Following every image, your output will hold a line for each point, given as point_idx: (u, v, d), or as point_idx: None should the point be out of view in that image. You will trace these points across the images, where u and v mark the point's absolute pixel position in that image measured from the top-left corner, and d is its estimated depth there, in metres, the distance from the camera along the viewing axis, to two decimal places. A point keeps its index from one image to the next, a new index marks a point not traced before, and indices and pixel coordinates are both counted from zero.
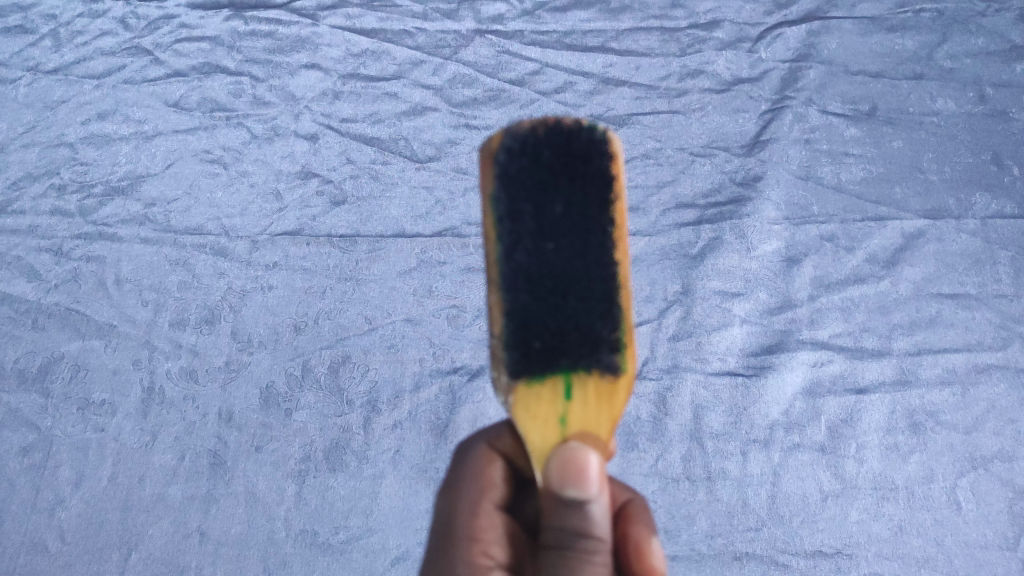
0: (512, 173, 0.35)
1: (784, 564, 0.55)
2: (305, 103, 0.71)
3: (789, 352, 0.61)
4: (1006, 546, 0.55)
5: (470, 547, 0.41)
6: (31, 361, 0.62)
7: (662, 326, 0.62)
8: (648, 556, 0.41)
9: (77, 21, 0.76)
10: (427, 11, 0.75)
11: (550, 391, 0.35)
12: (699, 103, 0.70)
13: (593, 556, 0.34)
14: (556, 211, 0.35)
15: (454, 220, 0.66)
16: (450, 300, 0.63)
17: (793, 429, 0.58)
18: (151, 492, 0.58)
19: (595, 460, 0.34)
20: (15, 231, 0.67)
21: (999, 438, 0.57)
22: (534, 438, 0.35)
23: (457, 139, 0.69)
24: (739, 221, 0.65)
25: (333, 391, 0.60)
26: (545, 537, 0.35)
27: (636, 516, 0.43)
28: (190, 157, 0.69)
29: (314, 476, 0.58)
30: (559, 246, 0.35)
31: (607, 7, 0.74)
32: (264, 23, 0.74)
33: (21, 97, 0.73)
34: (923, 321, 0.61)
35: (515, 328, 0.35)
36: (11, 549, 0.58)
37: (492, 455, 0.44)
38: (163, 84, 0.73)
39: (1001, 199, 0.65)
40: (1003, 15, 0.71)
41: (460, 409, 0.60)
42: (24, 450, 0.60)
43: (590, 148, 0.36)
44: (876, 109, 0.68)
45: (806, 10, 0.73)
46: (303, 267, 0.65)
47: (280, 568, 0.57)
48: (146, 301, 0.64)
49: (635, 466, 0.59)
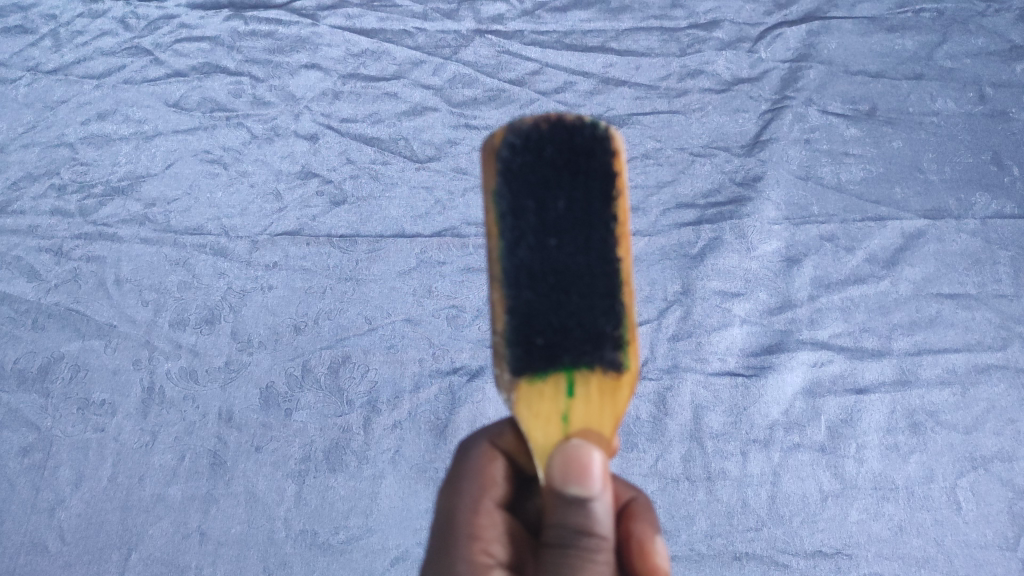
0: (514, 168, 0.35)
1: (784, 564, 0.55)
2: (305, 103, 0.71)
3: (789, 352, 0.61)
4: (1006, 546, 0.55)
5: (471, 545, 0.41)
6: (31, 361, 0.62)
7: (662, 326, 0.62)
8: (651, 555, 0.41)
9: (77, 21, 0.76)
10: (427, 11, 0.75)
11: (552, 388, 0.35)
12: (699, 103, 0.70)
13: (595, 555, 0.34)
14: (558, 208, 0.35)
15: (454, 220, 0.66)
16: (450, 300, 0.63)
17: (793, 429, 0.59)
18: (152, 492, 0.58)
19: (598, 457, 0.34)
20: (15, 231, 0.67)
21: (999, 438, 0.57)
22: (537, 435, 0.36)
23: (457, 139, 0.69)
24: (739, 221, 0.65)
25: (333, 391, 0.60)
26: (547, 535, 0.35)
27: (639, 514, 0.43)
28: (190, 157, 0.69)
29: (314, 476, 0.58)
30: (562, 242, 0.35)
31: (607, 7, 0.74)
32: (265, 23, 0.75)
33: (21, 97, 0.73)
34: (923, 321, 0.61)
35: (517, 324, 0.35)
36: (11, 549, 0.58)
37: (494, 453, 0.44)
38: (163, 84, 0.73)
39: (1001, 199, 0.65)
40: (1003, 15, 0.71)
41: (460, 409, 0.60)
42: (24, 450, 0.60)
43: (593, 144, 0.36)
44: (876, 109, 0.68)
45: (806, 10, 0.73)
46: (303, 267, 0.65)
47: (280, 568, 0.57)
48: (146, 301, 0.64)
49: (635, 466, 0.59)
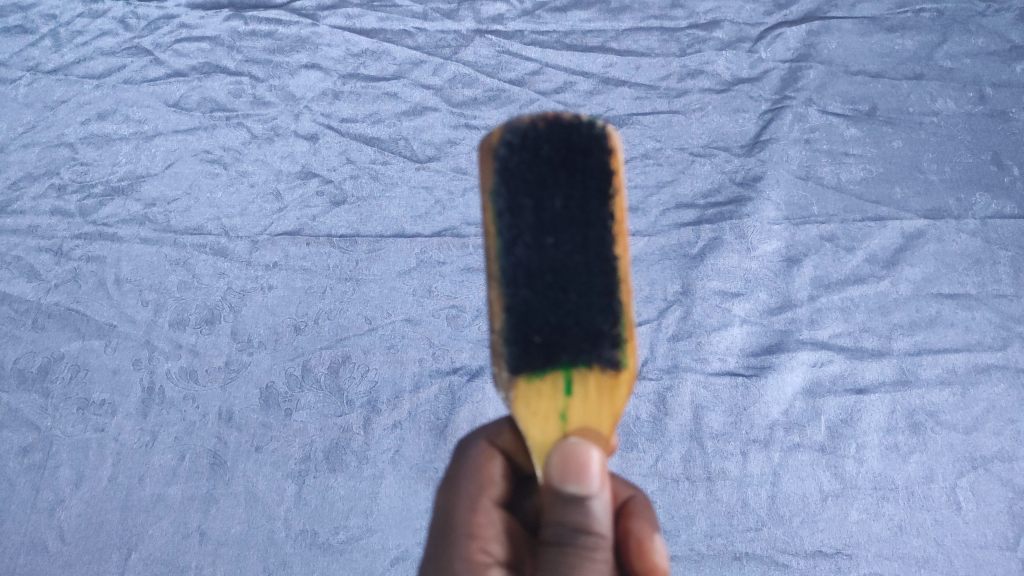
0: (511, 167, 0.35)
1: (784, 564, 0.55)
2: (305, 103, 0.71)
3: (789, 352, 0.61)
4: (1006, 546, 0.55)
5: (469, 544, 0.41)
6: (31, 361, 0.62)
7: (662, 326, 0.62)
8: (649, 553, 0.41)
9: (77, 21, 0.76)
10: (427, 11, 0.75)
11: (550, 386, 0.35)
12: (699, 103, 0.70)
13: (593, 553, 0.34)
14: (555, 206, 0.35)
15: (454, 220, 0.66)
16: (450, 300, 0.63)
17: (793, 429, 0.58)
18: (152, 492, 0.58)
19: (596, 456, 0.34)
20: (15, 231, 0.67)
21: (999, 438, 0.57)
22: (535, 434, 0.36)
23: (457, 139, 0.69)
24: (739, 221, 0.65)
25: (333, 391, 0.60)
26: (545, 533, 0.35)
27: (637, 512, 0.43)
28: (190, 157, 0.69)
29: (313, 476, 0.58)
30: (559, 240, 0.35)
31: (607, 7, 0.74)
32: (265, 23, 0.74)
33: (21, 97, 0.73)
34: (923, 321, 0.61)
35: (515, 323, 0.35)
36: (11, 549, 0.58)
37: (492, 452, 0.44)
38: (163, 84, 0.73)
39: (1001, 199, 0.65)
40: (1003, 15, 0.71)
41: (460, 408, 0.60)
42: (24, 450, 0.60)
43: (590, 142, 0.36)
44: (876, 109, 0.68)
45: (806, 10, 0.73)
46: (303, 267, 0.65)
47: (280, 568, 0.57)
48: (146, 301, 0.64)
49: (635, 465, 0.59)
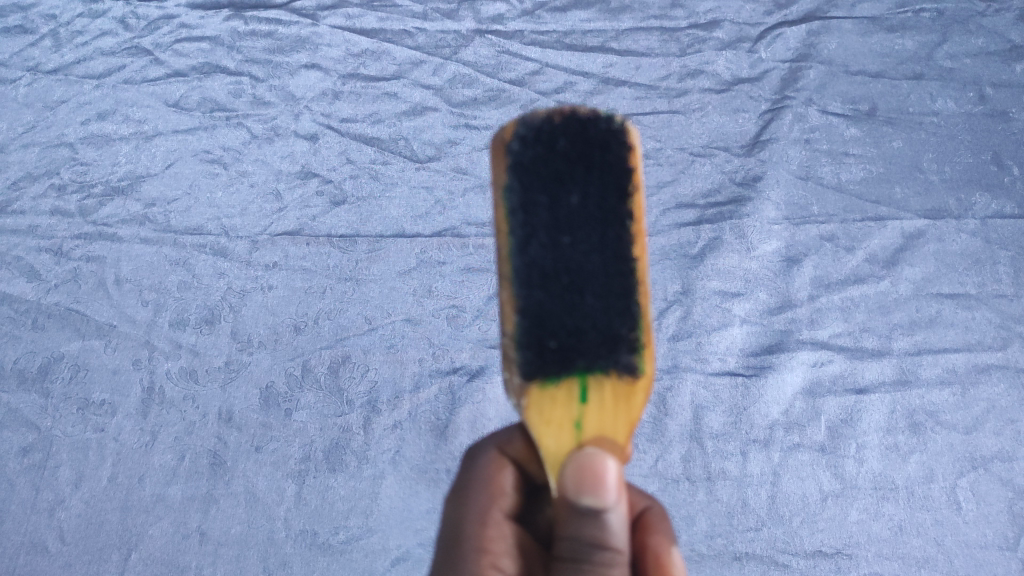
0: (525, 162, 0.35)
1: (784, 564, 0.55)
2: (305, 103, 0.71)
3: (789, 353, 0.61)
4: (1006, 546, 0.55)
5: (479, 559, 0.41)
6: (31, 362, 0.62)
7: (662, 326, 0.62)
8: (667, 567, 0.41)
9: (77, 21, 0.76)
10: (427, 11, 0.75)
11: (564, 393, 0.35)
12: (699, 103, 0.70)
13: (609, 569, 0.34)
14: (571, 203, 0.35)
15: (455, 220, 0.66)
16: (450, 300, 0.63)
17: (793, 429, 0.59)
18: (152, 492, 0.58)
19: (612, 467, 0.34)
20: (15, 232, 0.67)
21: (999, 438, 0.57)
22: (549, 443, 0.36)
23: (457, 139, 0.69)
24: (739, 221, 0.65)
25: (334, 391, 0.60)
26: (559, 548, 0.35)
27: (654, 526, 0.43)
28: (190, 157, 0.69)
29: (313, 476, 0.58)
30: (575, 239, 0.35)
31: (607, 7, 0.74)
32: (264, 23, 0.74)
33: (21, 97, 0.73)
34: (923, 321, 0.61)
35: (529, 326, 0.35)
36: (12, 549, 0.58)
37: (503, 461, 0.44)
38: (163, 84, 0.73)
39: (1001, 199, 0.65)
40: (1003, 15, 0.71)
41: (460, 409, 0.60)
42: (24, 450, 0.60)
43: (608, 137, 0.36)
44: (876, 109, 0.68)
45: (806, 10, 0.73)
46: (303, 267, 0.65)
47: (280, 569, 0.57)
48: (146, 301, 0.64)
49: (635, 466, 0.59)
